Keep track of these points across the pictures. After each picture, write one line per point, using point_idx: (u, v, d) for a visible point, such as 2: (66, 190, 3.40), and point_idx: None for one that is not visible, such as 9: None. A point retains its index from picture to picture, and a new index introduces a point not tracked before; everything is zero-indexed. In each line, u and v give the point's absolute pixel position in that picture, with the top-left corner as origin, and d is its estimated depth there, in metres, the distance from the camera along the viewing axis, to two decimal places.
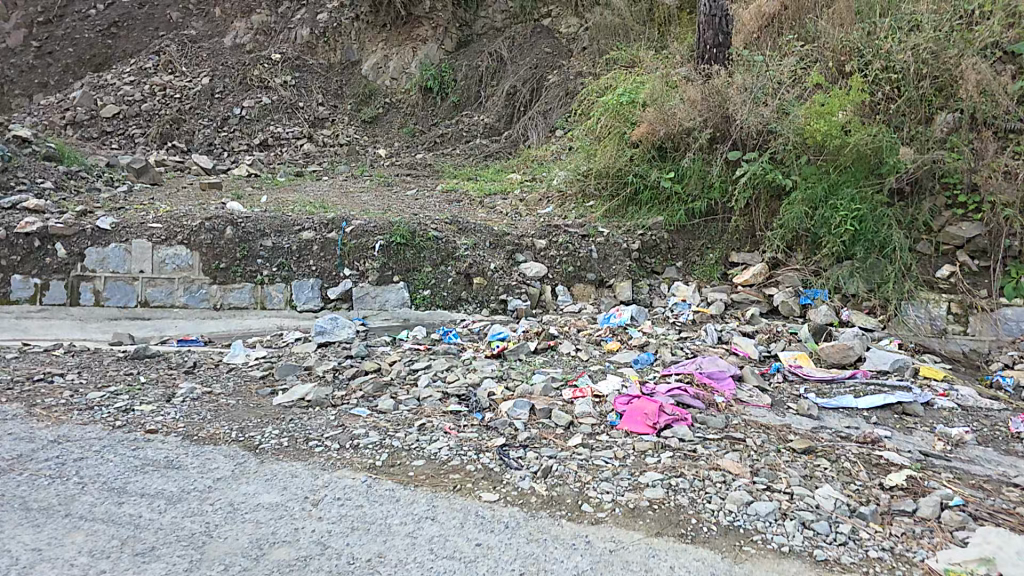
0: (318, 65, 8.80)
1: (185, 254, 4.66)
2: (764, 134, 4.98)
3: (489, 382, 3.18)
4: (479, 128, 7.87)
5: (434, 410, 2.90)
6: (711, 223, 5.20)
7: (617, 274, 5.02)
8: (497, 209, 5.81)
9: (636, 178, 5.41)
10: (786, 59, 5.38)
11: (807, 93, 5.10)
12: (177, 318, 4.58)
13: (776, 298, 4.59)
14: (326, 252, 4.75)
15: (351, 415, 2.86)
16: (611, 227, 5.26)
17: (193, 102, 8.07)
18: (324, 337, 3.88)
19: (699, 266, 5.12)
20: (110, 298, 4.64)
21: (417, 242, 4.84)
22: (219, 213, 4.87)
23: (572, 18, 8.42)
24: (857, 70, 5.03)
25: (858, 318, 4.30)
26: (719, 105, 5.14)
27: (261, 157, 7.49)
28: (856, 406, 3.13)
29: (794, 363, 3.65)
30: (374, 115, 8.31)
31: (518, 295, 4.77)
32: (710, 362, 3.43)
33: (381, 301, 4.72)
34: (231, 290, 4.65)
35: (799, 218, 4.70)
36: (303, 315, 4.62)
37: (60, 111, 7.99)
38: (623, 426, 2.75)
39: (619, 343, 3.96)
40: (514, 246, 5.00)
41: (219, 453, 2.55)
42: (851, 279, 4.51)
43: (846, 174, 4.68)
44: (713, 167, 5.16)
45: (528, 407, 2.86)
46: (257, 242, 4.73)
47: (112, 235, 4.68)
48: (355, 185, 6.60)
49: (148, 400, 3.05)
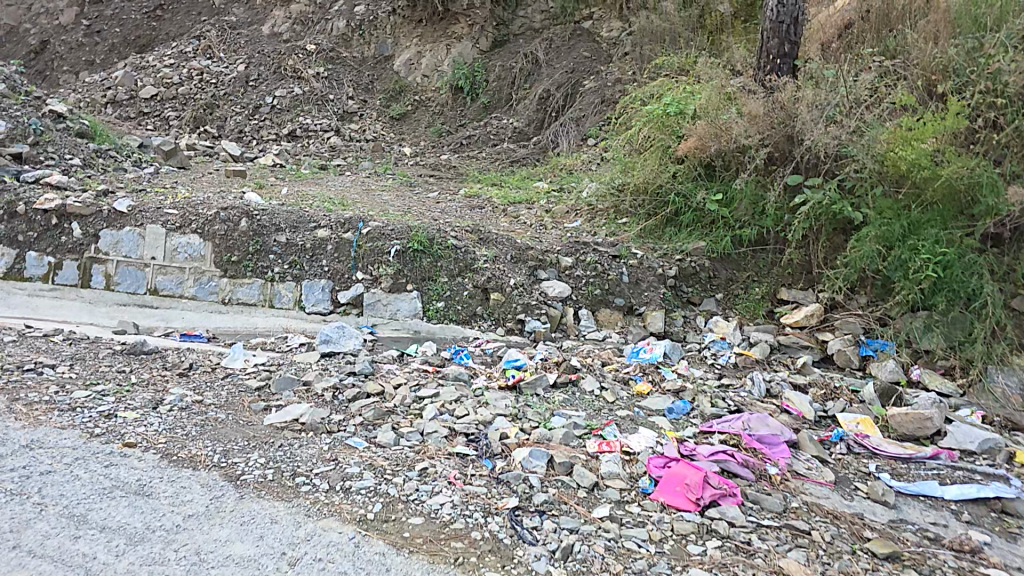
0: (351, 57, 8.66)
1: (198, 243, 4.48)
2: (835, 158, 4.60)
3: (502, 421, 2.86)
4: (507, 131, 7.59)
5: (439, 450, 2.58)
6: (761, 253, 4.93)
7: (649, 301, 4.67)
8: (521, 219, 5.48)
9: (678, 198, 5.11)
10: (861, 77, 4.96)
11: (888, 114, 4.61)
12: (185, 309, 4.39)
13: (831, 347, 4.33)
14: (340, 253, 4.51)
15: (347, 446, 2.54)
16: (646, 250, 4.93)
17: (227, 89, 8.07)
18: (329, 347, 3.63)
19: (741, 301, 4.80)
20: (121, 283, 4.48)
21: (435, 249, 4.53)
22: (236, 203, 4.69)
23: (614, 21, 8.04)
24: (952, 92, 4.53)
25: (931, 381, 4.02)
26: (781, 127, 4.79)
27: (288, 148, 7.41)
28: (942, 496, 3.01)
29: (858, 431, 3.52)
30: (403, 112, 8.12)
31: (537, 316, 4.42)
32: (759, 421, 3.27)
33: (392, 309, 4.42)
34: (241, 285, 4.44)
35: (871, 258, 4.38)
36: (311, 318, 4.37)
37: (101, 89, 8.11)
38: (658, 496, 2.48)
39: (650, 385, 3.69)
40: (537, 262, 4.65)
41: (195, 481, 2.24)
42: (926, 333, 4.19)
43: (932, 213, 4.28)
44: (770, 193, 4.82)
45: (545, 457, 2.57)
46: (270, 237, 4.52)
47: (128, 219, 4.54)
48: (376, 183, 6.40)
49: (132, 406, 2.74)
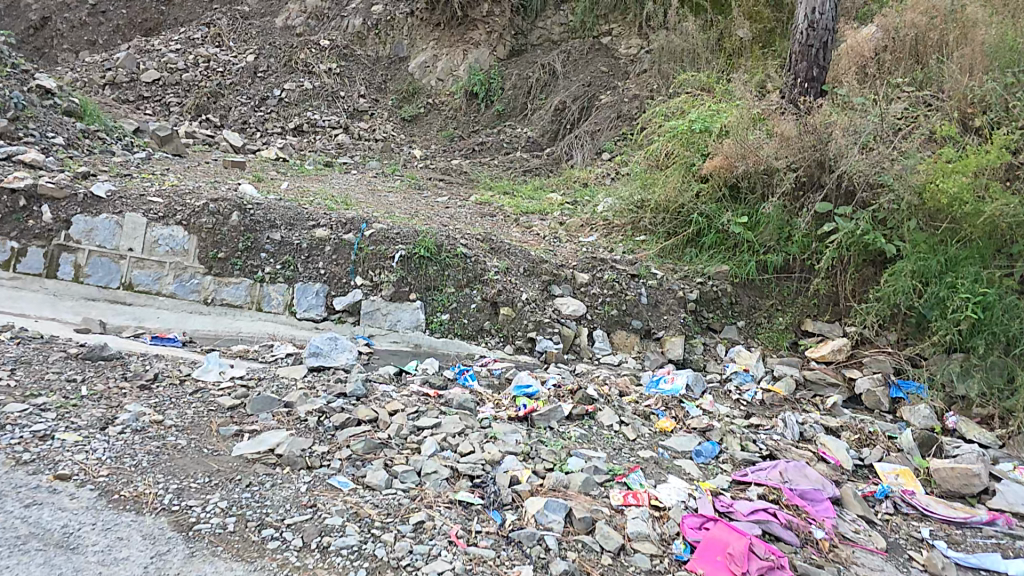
0: (365, 56, 8.34)
1: (183, 236, 4.08)
2: (871, 186, 4.28)
3: (512, 461, 2.48)
4: (521, 140, 7.30)
5: (438, 496, 2.20)
6: (786, 281, 4.59)
7: (667, 326, 4.32)
8: (534, 229, 5.15)
9: (702, 218, 4.79)
10: (891, 105, 4.71)
11: (925, 145, 4.34)
12: (161, 309, 3.99)
13: (861, 387, 4.00)
14: (339, 255, 4.12)
15: (329, 487, 2.17)
16: (665, 270, 4.60)
17: (234, 79, 7.73)
18: (318, 360, 3.25)
19: (765, 330, 4.47)
20: (91, 275, 4.08)
21: (443, 258, 4.16)
22: (229, 195, 4.30)
23: (633, 38, 7.70)
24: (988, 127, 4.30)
25: (968, 430, 3.67)
26: (817, 148, 4.46)
27: (293, 143, 7.07)
28: (1007, 572, 2.62)
29: (901, 485, 3.13)
30: (414, 115, 7.84)
31: (549, 336, 4.06)
32: (798, 471, 2.88)
33: (392, 320, 4.05)
34: (226, 285, 4.04)
35: (906, 293, 4.05)
36: (302, 324, 3.99)
37: (101, 70, 7.73)
38: (696, 567, 2.10)
39: (674, 422, 3.32)
40: (551, 276, 4.29)
41: (136, 532, 1.88)
42: (963, 378, 3.86)
43: (969, 250, 3.97)
44: (799, 219, 4.53)
45: (562, 510, 2.18)
46: (263, 234, 4.14)
47: (106, 205, 4.14)
48: (384, 183, 6.07)
49: (75, 425, 2.33)
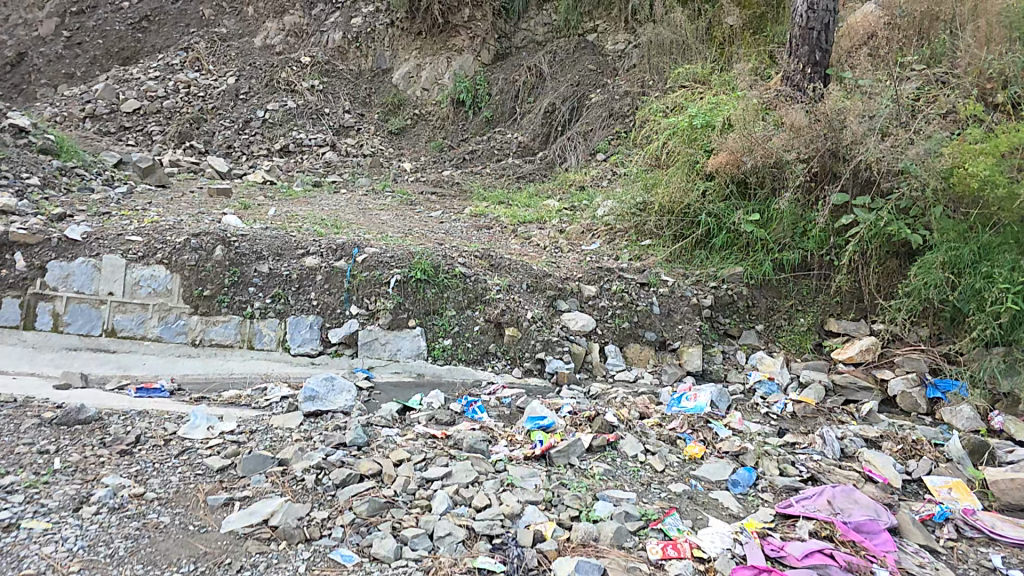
0: (348, 70, 8.13)
1: (164, 276, 3.85)
2: (893, 173, 4.02)
3: (534, 513, 2.27)
4: (512, 146, 7.08)
5: (455, 564, 2.00)
6: (805, 280, 4.32)
7: (683, 336, 4.07)
8: (533, 241, 4.91)
9: (710, 218, 4.50)
10: (902, 86, 4.47)
11: (946, 126, 4.09)
12: (146, 354, 3.77)
13: (894, 389, 3.76)
14: (331, 284, 3.89)
15: (332, 564, 1.96)
16: (676, 276, 4.34)
17: (216, 102, 7.53)
18: (315, 405, 3.01)
19: (786, 334, 4.21)
20: (71, 323, 3.85)
21: (441, 279, 3.92)
22: (211, 228, 4.07)
23: (620, 33, 7.45)
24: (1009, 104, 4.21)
25: (1018, 430, 3.40)
26: (830, 137, 4.19)
27: (280, 164, 6.86)
28: None
29: (960, 503, 2.88)
30: (402, 127, 7.64)
31: (558, 355, 3.81)
32: (845, 497, 2.66)
33: (392, 349, 3.80)
34: (215, 325, 3.81)
35: (939, 286, 3.83)
36: (297, 360, 3.75)
37: (80, 103, 7.53)
38: None
39: (702, 446, 3.06)
40: (556, 291, 4.04)
41: None
42: (1009, 374, 3.60)
43: (1005, 236, 3.73)
44: (816, 213, 4.26)
45: (596, 572, 1.99)
46: (250, 267, 3.91)
47: (81, 248, 3.91)
48: (374, 201, 5.84)
49: (45, 508, 2.10)
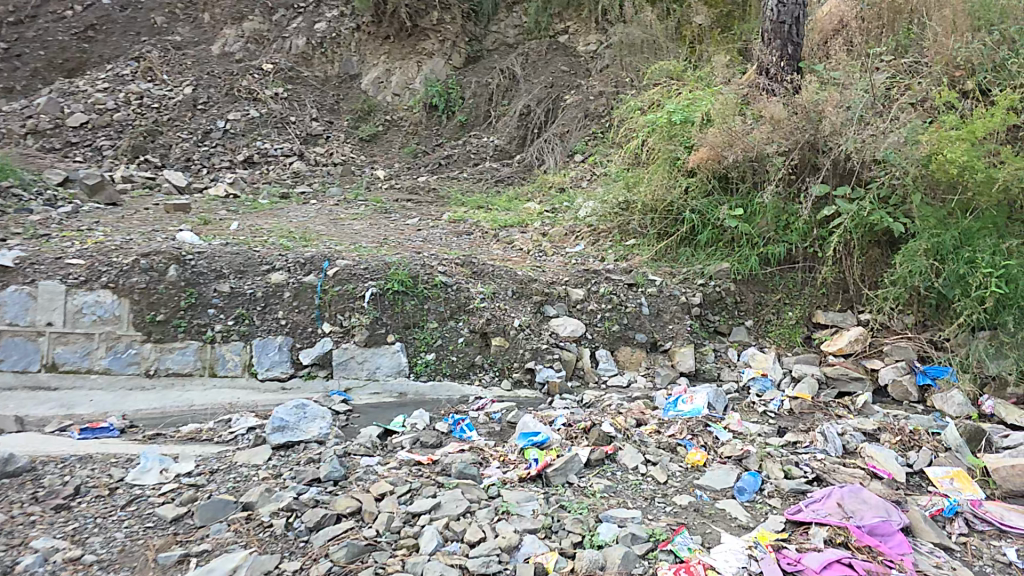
0: (314, 77, 7.82)
1: (111, 301, 3.49)
2: (871, 163, 4.00)
3: (533, 544, 2.07)
4: (488, 150, 6.89)
5: None
6: (791, 273, 4.22)
7: (674, 336, 3.93)
8: (516, 245, 4.72)
9: (694, 215, 4.39)
10: (872, 77, 4.49)
11: (919, 116, 4.10)
12: (93, 390, 3.42)
13: (885, 378, 3.70)
14: (300, 302, 3.61)
15: None
16: (663, 275, 4.22)
17: (172, 113, 7.10)
18: (285, 436, 2.72)
19: (776, 328, 4.12)
20: (3, 360, 3.46)
21: (420, 290, 3.69)
22: (163, 247, 3.72)
23: (592, 34, 7.39)
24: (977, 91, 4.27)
25: (1009, 414, 3.40)
26: (807, 129, 4.14)
27: (244, 176, 6.48)
28: None
29: (966, 493, 2.80)
30: (374, 133, 7.37)
31: (549, 363, 3.63)
32: (855, 497, 2.52)
33: (370, 368, 3.55)
34: (171, 352, 3.48)
35: (923, 274, 3.76)
36: (266, 386, 3.46)
37: (20, 118, 6.97)
38: None
39: (704, 452, 2.91)
40: (543, 296, 3.83)
41: None
42: (995, 358, 3.60)
43: (981, 222, 3.75)
44: (798, 205, 4.19)
45: None
46: (208, 287, 3.59)
47: (12, 275, 3.52)
48: (347, 211, 5.56)
49: None
